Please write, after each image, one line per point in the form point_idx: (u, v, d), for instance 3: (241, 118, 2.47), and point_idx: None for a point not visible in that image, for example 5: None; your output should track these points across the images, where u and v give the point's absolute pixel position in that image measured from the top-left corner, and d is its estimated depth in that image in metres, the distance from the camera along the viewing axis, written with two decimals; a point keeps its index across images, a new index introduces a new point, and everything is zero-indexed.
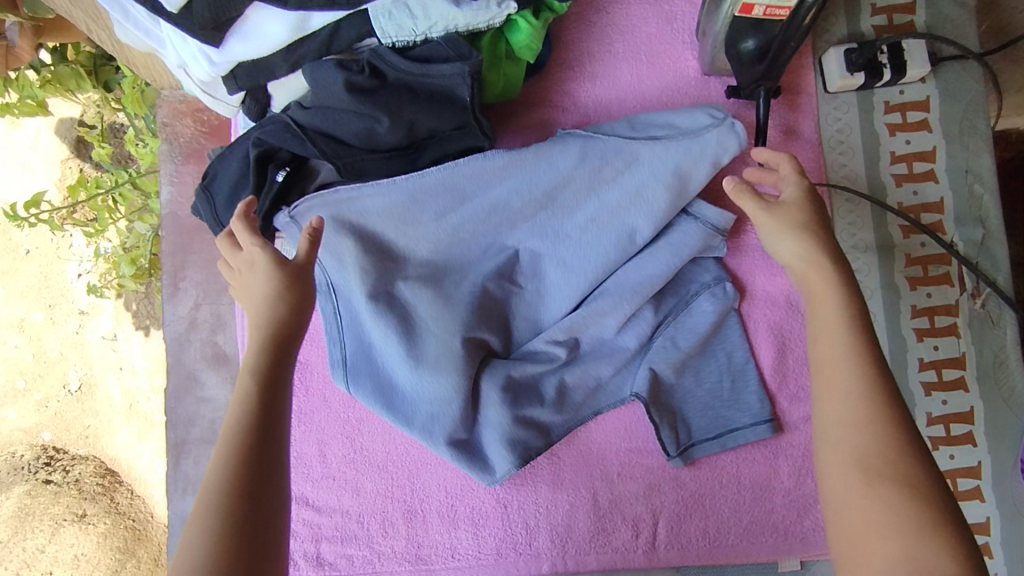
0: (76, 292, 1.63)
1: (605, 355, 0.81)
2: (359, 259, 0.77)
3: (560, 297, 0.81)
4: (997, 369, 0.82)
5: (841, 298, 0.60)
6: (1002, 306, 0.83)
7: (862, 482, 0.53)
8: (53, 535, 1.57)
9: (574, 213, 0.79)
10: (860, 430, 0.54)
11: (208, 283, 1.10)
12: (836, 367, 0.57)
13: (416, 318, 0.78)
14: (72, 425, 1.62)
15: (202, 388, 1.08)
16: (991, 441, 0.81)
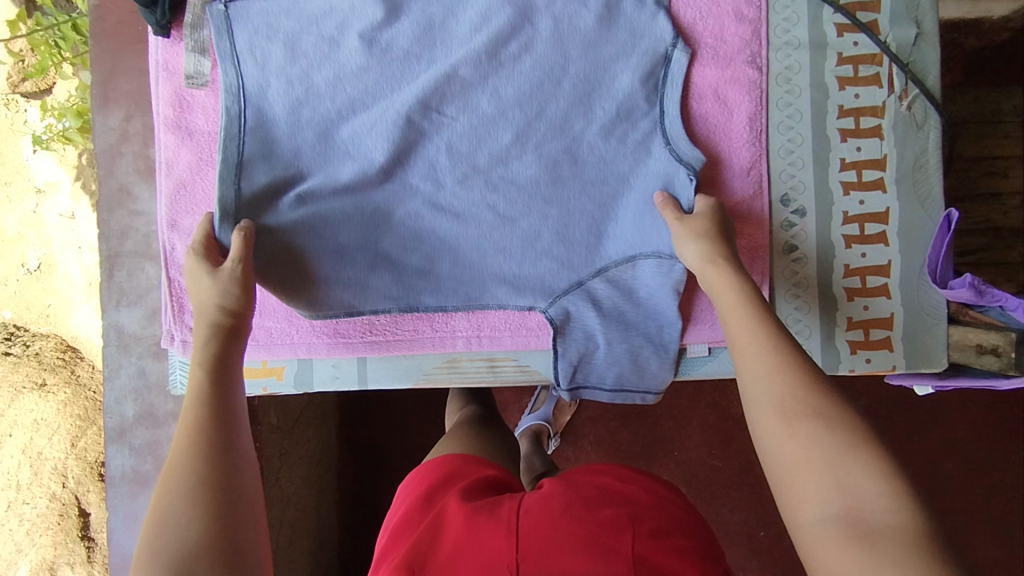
0: (33, 168, 1.61)
1: (519, 208, 0.75)
2: (280, 59, 0.72)
3: (484, 133, 0.73)
4: (916, 171, 0.83)
5: (733, 284, 0.67)
6: (928, 109, 0.82)
7: (780, 424, 0.56)
8: (13, 401, 1.57)
9: (508, 40, 0.72)
10: (774, 378, 0.58)
11: (140, 94, 1.06)
12: (745, 331, 0.63)
13: (336, 138, 0.74)
14: (32, 303, 1.62)
15: (135, 202, 1.06)
16: (903, 241, 0.82)
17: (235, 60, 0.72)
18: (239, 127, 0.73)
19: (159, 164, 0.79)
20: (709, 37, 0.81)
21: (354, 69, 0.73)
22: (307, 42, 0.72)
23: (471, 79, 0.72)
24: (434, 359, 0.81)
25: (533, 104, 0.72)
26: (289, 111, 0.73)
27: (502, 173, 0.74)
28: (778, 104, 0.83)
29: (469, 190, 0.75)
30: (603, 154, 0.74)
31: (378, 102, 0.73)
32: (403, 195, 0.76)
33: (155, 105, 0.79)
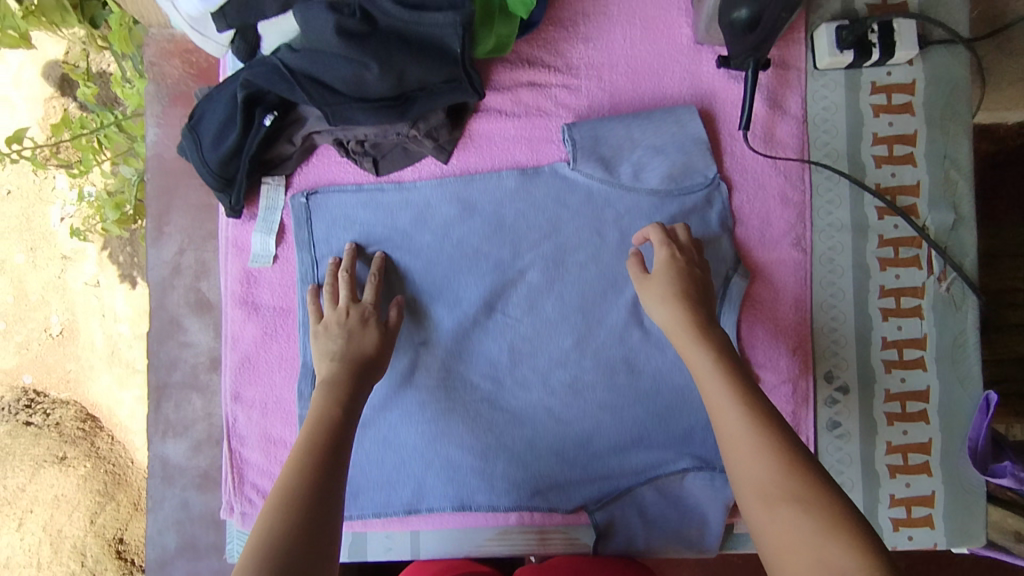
0: (59, 236, 1.61)
1: (570, 405, 0.83)
2: (356, 251, 0.82)
3: (548, 333, 0.83)
4: (955, 351, 0.86)
5: (699, 348, 0.70)
6: (966, 290, 0.85)
7: (761, 506, 0.58)
8: (34, 475, 1.57)
9: (575, 249, 0.83)
10: (754, 458, 0.60)
11: (193, 228, 1.09)
12: (721, 403, 0.65)
13: (407, 332, 0.83)
14: (53, 368, 1.60)
15: (184, 334, 1.09)
16: (942, 419, 0.85)
17: (313, 250, 0.82)
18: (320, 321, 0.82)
19: (226, 338, 0.83)
20: (756, 219, 0.84)
21: (427, 266, 0.83)
22: (381, 235, 0.83)
23: (537, 282, 0.83)
24: (485, 532, 0.85)
25: (595, 313, 0.83)
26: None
27: (559, 376, 0.83)
28: (823, 283, 0.86)
29: (527, 395, 0.83)
30: (654, 364, 0.83)
31: (449, 301, 0.83)
32: (461, 393, 0.83)
33: (223, 281, 0.83)
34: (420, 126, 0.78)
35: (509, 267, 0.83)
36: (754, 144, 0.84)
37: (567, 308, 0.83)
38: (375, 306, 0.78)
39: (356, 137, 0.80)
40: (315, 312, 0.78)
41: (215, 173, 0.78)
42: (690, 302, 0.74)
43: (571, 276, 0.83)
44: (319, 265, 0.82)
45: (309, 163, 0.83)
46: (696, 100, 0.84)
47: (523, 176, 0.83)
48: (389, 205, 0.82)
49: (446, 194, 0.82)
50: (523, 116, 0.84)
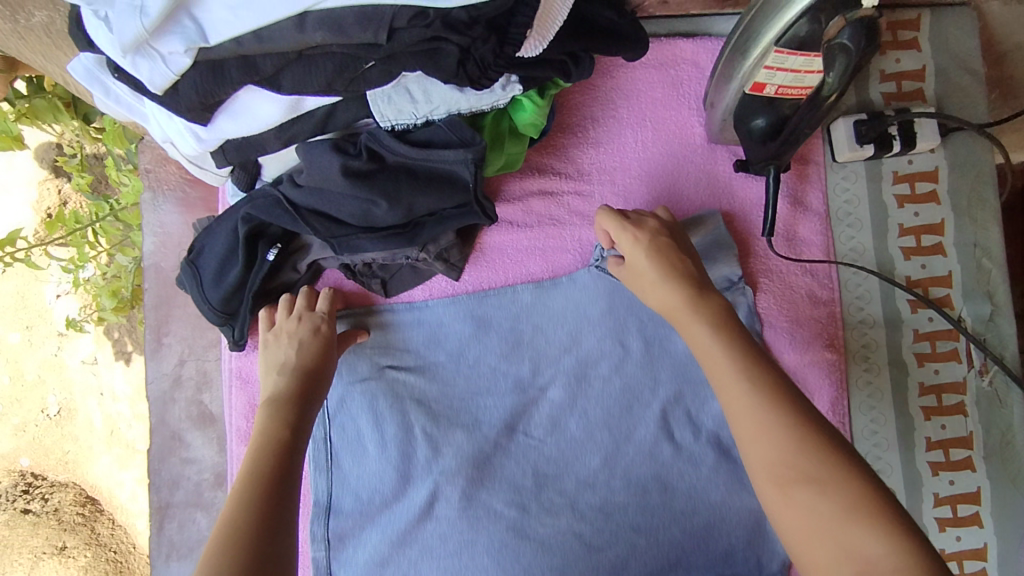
0: (54, 312, 1.56)
1: (603, 534, 0.73)
2: (368, 373, 0.78)
3: (573, 454, 0.75)
4: (1004, 448, 0.81)
5: (711, 338, 0.62)
6: (1010, 383, 0.81)
7: (815, 529, 0.50)
8: (32, 568, 1.50)
9: (598, 361, 0.76)
10: (792, 499, 0.52)
11: (193, 339, 1.05)
12: (755, 432, 0.55)
13: (419, 459, 0.76)
14: (51, 450, 1.54)
15: (186, 449, 1.03)
16: (998, 522, 0.80)
17: None
18: (332, 448, 0.78)
19: (233, 478, 0.78)
20: (786, 320, 0.81)
21: (442, 385, 0.77)
22: (390, 356, 0.78)
23: (559, 399, 0.76)
24: None
25: (622, 429, 0.75)
26: (375, 430, 0.77)
27: (589, 501, 0.74)
28: (860, 383, 0.82)
29: (555, 519, 0.74)
30: (694, 477, 0.73)
31: (466, 422, 0.76)
32: (483, 522, 0.74)
33: (227, 417, 0.79)
34: (429, 249, 0.75)
35: (529, 384, 0.77)
36: (776, 245, 0.82)
37: (594, 425, 0.75)
38: (329, 316, 0.74)
39: (362, 261, 0.75)
40: (269, 320, 0.75)
41: (217, 309, 0.75)
42: (683, 282, 0.67)
43: (596, 391, 0.76)
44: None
45: (316, 287, 0.80)
46: (714, 201, 0.81)
47: (538, 288, 0.79)
48: (403, 325, 0.79)
49: (460, 310, 0.78)
50: (535, 226, 0.80)
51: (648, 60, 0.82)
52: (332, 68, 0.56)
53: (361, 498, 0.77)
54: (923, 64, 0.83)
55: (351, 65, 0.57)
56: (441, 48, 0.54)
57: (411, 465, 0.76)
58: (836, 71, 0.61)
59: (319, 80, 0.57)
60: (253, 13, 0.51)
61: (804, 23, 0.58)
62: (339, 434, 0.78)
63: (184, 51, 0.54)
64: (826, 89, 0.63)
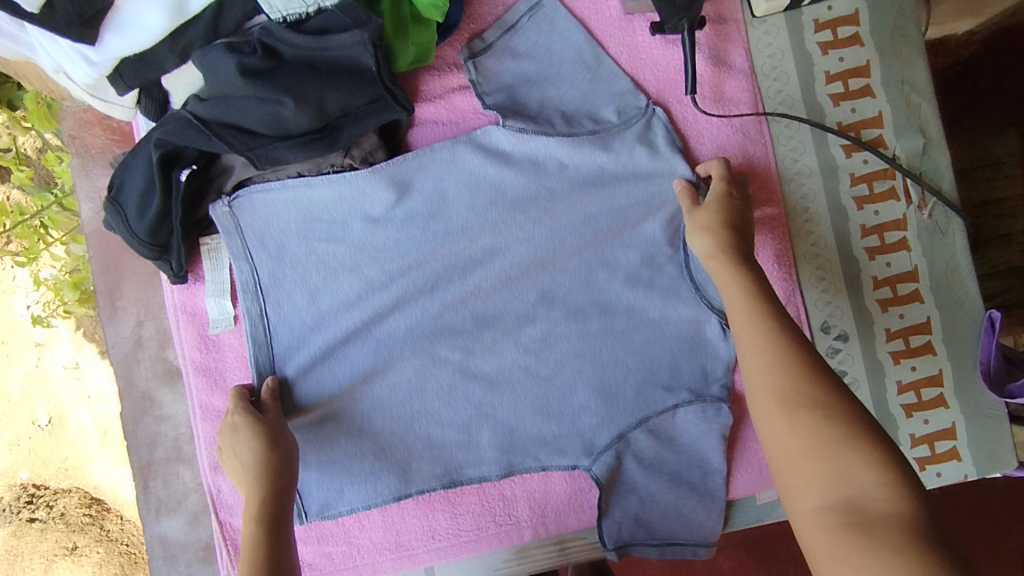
0: (27, 326, 1.50)
1: (549, 365, 0.79)
2: (294, 246, 0.77)
3: (509, 294, 0.79)
4: (950, 276, 0.82)
5: (733, 277, 0.68)
6: (949, 214, 0.82)
7: (780, 413, 0.55)
8: (46, 571, 1.48)
9: (528, 204, 0.79)
10: (760, 347, 0.60)
11: (147, 300, 1.04)
12: (750, 330, 0.63)
13: (357, 316, 0.78)
14: (49, 460, 1.51)
15: (159, 407, 1.04)
16: (949, 347, 0.82)
17: (247, 246, 0.76)
18: (267, 323, 0.77)
19: (193, 409, 0.77)
20: None
21: (374, 245, 0.78)
22: (320, 229, 0.77)
23: (493, 246, 0.79)
24: (503, 553, 0.80)
25: (553, 263, 0.79)
26: (310, 298, 0.78)
27: (530, 334, 0.80)
28: (803, 234, 0.82)
29: (500, 358, 0.79)
30: (629, 290, 0.80)
31: (401, 280, 0.79)
32: (432, 370, 0.79)
33: (178, 351, 0.78)
34: (354, 154, 0.76)
35: (467, 231, 0.79)
36: (704, 106, 0.81)
37: (528, 262, 0.79)
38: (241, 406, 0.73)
39: (288, 172, 0.76)
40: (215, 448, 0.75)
41: (146, 242, 0.73)
42: (741, 262, 0.69)
43: (523, 236, 0.79)
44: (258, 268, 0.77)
45: None
46: (636, 72, 0.81)
47: (454, 146, 0.78)
48: (326, 203, 0.76)
49: (379, 177, 0.76)
50: (461, 123, 0.80)
51: None
52: None
53: (307, 362, 0.78)
54: None
55: None
56: None
57: (356, 322, 0.79)
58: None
59: None
60: None
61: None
62: (270, 307, 0.77)
63: None
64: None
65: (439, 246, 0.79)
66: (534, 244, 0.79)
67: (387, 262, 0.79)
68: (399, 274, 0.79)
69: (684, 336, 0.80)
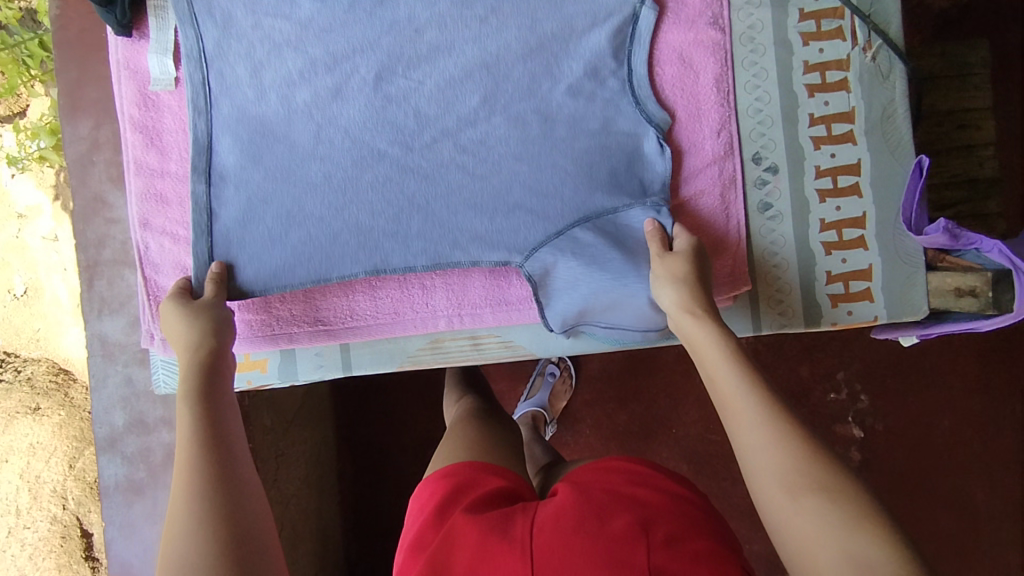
0: (11, 191, 1.43)
1: (487, 169, 0.79)
2: (240, 20, 0.76)
3: (454, 94, 0.78)
4: (886, 121, 0.83)
5: (716, 343, 0.67)
6: (894, 59, 0.82)
7: (786, 499, 0.55)
8: (5, 427, 1.40)
9: (473, 3, 0.77)
10: (747, 424, 0.60)
11: (107, 103, 1.05)
12: (730, 392, 0.63)
13: (298, 100, 0.77)
14: (20, 329, 1.45)
15: (111, 209, 1.06)
16: (877, 191, 0.83)
17: (195, 20, 0.76)
18: (208, 94, 0.77)
19: (127, 165, 0.79)
20: (671, 0, 0.81)
21: (319, 28, 0.76)
22: (267, 3, 0.76)
23: (440, 43, 0.77)
24: (418, 341, 0.83)
25: (498, 67, 0.78)
26: (253, 76, 0.77)
27: (471, 135, 0.78)
28: (744, 64, 0.83)
29: (437, 156, 0.78)
30: (574, 93, 0.79)
31: (344, 68, 0.77)
32: (369, 161, 0.78)
33: (117, 105, 0.79)
34: None
35: (414, 24, 0.77)
36: None
37: (475, 64, 0.78)
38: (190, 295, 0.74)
39: None
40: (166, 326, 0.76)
41: None
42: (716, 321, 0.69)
43: (471, 36, 0.77)
44: (203, 36, 0.76)
45: None
46: None
47: None
48: None
49: None
50: None
51: None
52: None
53: (244, 140, 0.77)
54: None
55: None
56: None
57: (294, 103, 0.77)
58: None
59: None
60: None
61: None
62: (212, 79, 0.77)
63: None
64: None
65: (386, 34, 0.77)
66: (477, 42, 0.78)
67: (330, 45, 0.77)
68: (341, 59, 0.77)
69: (625, 147, 0.80)
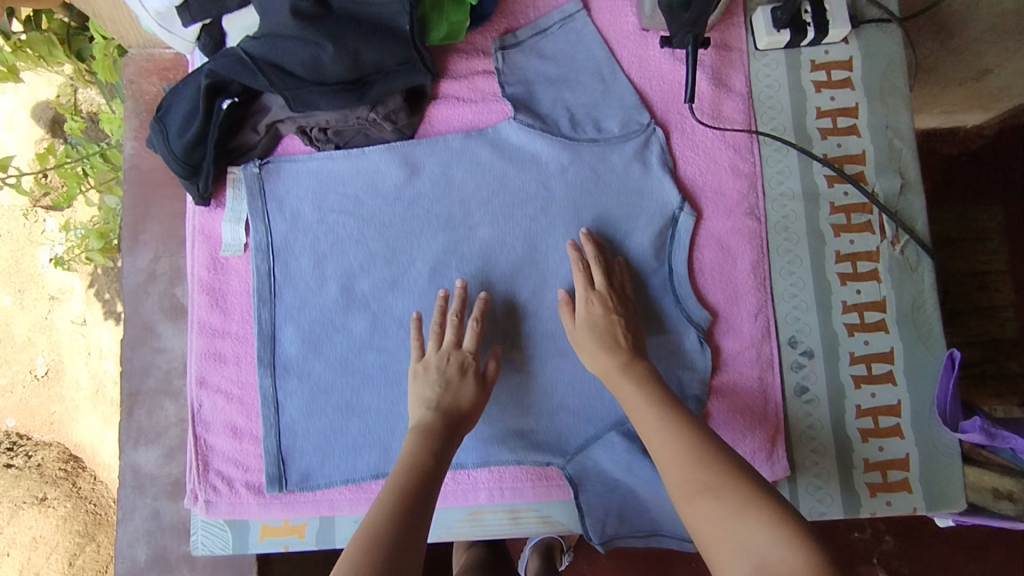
0: (47, 276, 1.47)
1: (534, 359, 0.84)
2: (309, 215, 0.85)
3: (503, 286, 0.85)
4: (916, 312, 0.86)
5: (640, 390, 0.74)
6: (920, 253, 0.87)
7: (688, 502, 0.63)
8: (12, 517, 1.39)
9: (524, 204, 0.86)
10: (670, 452, 0.68)
11: (167, 237, 1.11)
12: (650, 419, 0.71)
13: (358, 290, 0.84)
14: (36, 412, 1.45)
15: (158, 340, 1.09)
16: (910, 380, 0.85)
17: (267, 215, 0.84)
18: (273, 284, 0.83)
19: (192, 325, 0.83)
20: (710, 190, 0.87)
21: (381, 226, 0.85)
22: (334, 201, 0.85)
23: (490, 239, 0.86)
24: (456, 513, 0.83)
25: (545, 260, 0.86)
26: (318, 267, 0.84)
27: (519, 328, 0.84)
28: (780, 251, 0.87)
29: (487, 349, 0.84)
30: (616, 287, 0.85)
31: (402, 263, 0.85)
32: None
33: (189, 267, 0.84)
34: (379, 110, 0.82)
35: (472, 223, 0.86)
36: (701, 120, 0.88)
37: (524, 262, 0.86)
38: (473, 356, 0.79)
39: (318, 124, 0.82)
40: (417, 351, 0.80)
41: (181, 161, 0.80)
42: (624, 359, 0.77)
43: (518, 238, 0.86)
44: (272, 229, 0.84)
45: (278, 147, 0.86)
46: (644, 81, 0.88)
47: (466, 137, 0.86)
48: (346, 175, 0.85)
49: (393, 158, 0.85)
50: (479, 101, 0.87)
51: None
52: None
53: (303, 329, 0.83)
54: None
55: None
56: None
57: (353, 292, 0.84)
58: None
59: None
60: None
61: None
62: (279, 274, 0.83)
63: None
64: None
65: (439, 234, 0.85)
66: (522, 238, 0.86)
67: (391, 242, 0.85)
68: (400, 253, 0.85)
69: (665, 342, 0.84)
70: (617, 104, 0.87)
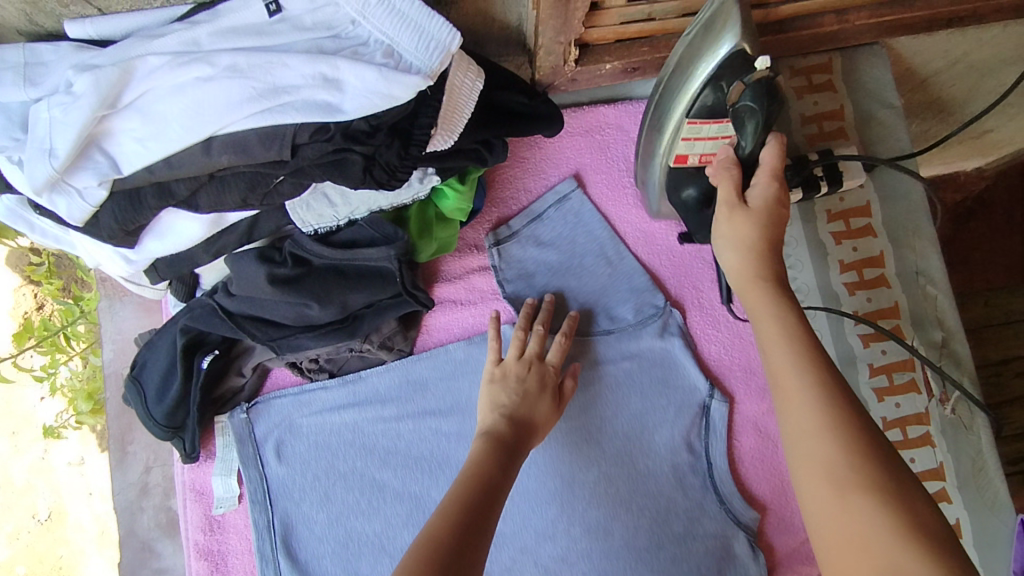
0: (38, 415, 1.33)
1: None
2: (306, 452, 0.77)
3: (529, 505, 0.77)
4: (977, 475, 0.79)
5: (772, 301, 0.54)
6: (973, 409, 0.80)
7: (829, 492, 0.44)
8: None
9: None
10: (799, 406, 0.47)
11: (155, 445, 1.01)
12: (790, 377, 0.49)
13: (368, 531, 0.76)
14: (45, 557, 1.32)
15: (158, 559, 0.99)
16: (981, 552, 0.78)
17: (261, 462, 0.77)
18: (275, 539, 0.76)
19: None
20: (739, 369, 0.80)
21: (386, 453, 0.77)
22: (331, 433, 0.78)
23: None
24: None
25: (572, 470, 0.78)
26: (323, 510, 0.76)
27: (552, 550, 0.76)
28: None
29: None
30: (655, 492, 0.77)
31: (409, 494, 0.76)
32: None
33: (183, 531, 0.77)
34: (372, 339, 0.75)
35: None
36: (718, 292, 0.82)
37: (549, 475, 0.78)
38: (558, 368, 0.73)
39: (308, 358, 0.76)
40: (496, 351, 0.73)
41: (162, 424, 0.74)
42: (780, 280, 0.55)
43: (539, 449, 0.78)
44: (268, 477, 0.77)
45: (266, 386, 0.79)
46: (652, 257, 0.83)
47: (470, 345, 0.79)
48: (343, 404, 0.78)
49: (392, 378, 0.78)
50: (479, 302, 0.81)
51: (574, 128, 0.84)
52: (245, 185, 0.58)
53: None
54: (840, 102, 0.86)
55: (262, 181, 0.58)
56: (348, 157, 0.56)
57: (362, 535, 0.76)
58: (749, 134, 0.59)
59: (233, 197, 0.59)
60: (161, 144, 0.54)
61: (710, 92, 0.60)
62: (281, 528, 0.76)
63: (98, 183, 0.55)
64: (742, 150, 0.60)
65: (451, 455, 0.76)
66: (545, 448, 0.78)
67: (399, 471, 0.77)
68: (411, 486, 0.76)
69: (715, 549, 0.76)
70: (627, 287, 0.81)
